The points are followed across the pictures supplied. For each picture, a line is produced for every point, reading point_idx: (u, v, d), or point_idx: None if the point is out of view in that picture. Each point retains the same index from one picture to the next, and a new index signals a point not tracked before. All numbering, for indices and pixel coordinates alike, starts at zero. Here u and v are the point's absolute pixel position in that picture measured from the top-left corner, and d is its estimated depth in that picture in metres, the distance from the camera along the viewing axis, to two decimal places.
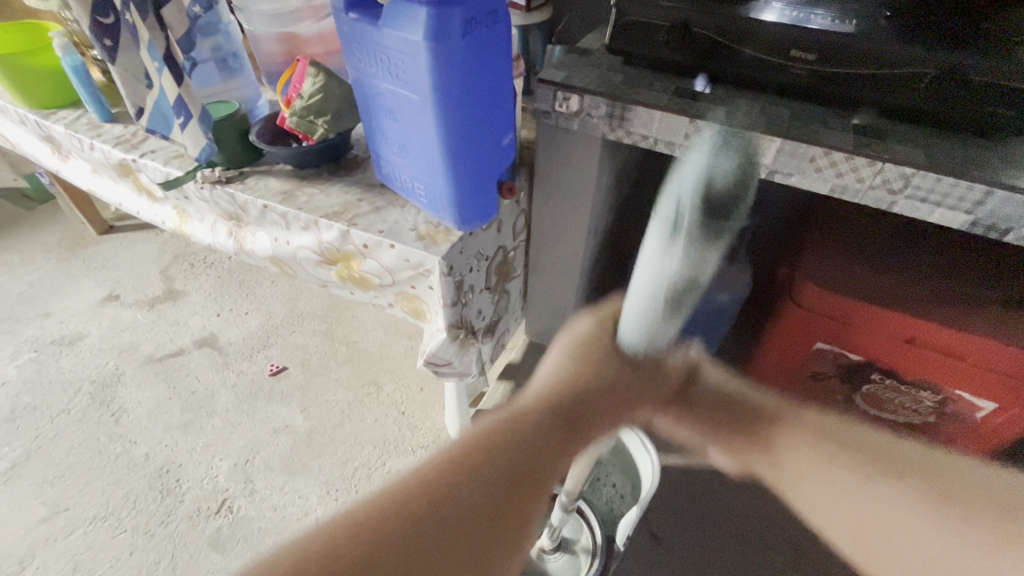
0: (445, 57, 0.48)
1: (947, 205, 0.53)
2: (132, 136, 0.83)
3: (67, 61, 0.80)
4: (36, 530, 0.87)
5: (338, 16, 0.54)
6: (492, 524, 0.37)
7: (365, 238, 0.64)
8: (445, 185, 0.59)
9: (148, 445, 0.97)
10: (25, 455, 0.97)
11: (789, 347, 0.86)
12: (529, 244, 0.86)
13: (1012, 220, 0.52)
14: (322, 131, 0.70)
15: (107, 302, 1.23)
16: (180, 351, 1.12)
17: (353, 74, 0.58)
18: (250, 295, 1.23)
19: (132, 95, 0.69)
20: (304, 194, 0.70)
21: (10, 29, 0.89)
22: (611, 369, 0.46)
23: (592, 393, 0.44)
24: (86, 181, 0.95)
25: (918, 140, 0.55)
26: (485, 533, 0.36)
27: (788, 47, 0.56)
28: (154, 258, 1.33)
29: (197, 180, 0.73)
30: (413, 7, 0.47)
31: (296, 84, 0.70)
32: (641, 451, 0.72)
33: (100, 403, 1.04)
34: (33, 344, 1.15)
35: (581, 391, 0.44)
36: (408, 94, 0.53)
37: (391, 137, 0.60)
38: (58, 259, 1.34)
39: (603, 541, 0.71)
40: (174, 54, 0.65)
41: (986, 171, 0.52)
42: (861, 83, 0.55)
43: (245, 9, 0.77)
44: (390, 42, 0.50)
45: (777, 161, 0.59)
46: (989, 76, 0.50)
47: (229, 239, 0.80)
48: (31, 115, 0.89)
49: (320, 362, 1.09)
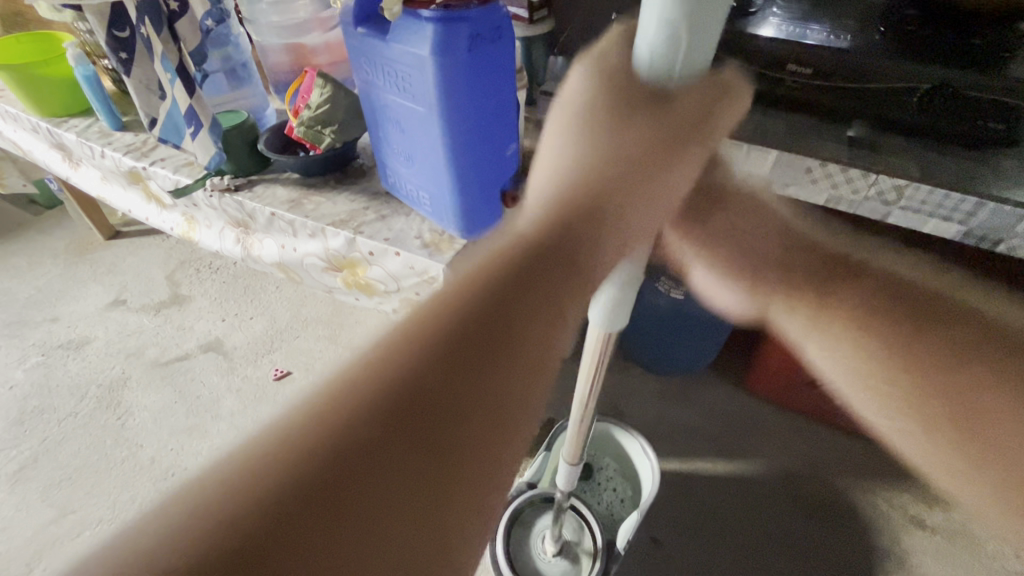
0: (451, 70, 0.49)
1: (941, 216, 0.55)
2: (142, 144, 0.85)
3: (80, 71, 0.82)
4: (44, 532, 0.88)
5: (347, 30, 0.56)
6: (459, 410, 0.25)
7: (371, 246, 0.65)
8: (450, 194, 0.60)
9: (154, 449, 0.98)
10: (32, 458, 0.98)
11: (788, 355, 0.87)
12: None
13: (1004, 230, 0.53)
14: (329, 140, 0.72)
15: (114, 307, 1.24)
16: (185, 355, 1.13)
17: (361, 85, 0.60)
18: (255, 300, 1.24)
19: (146, 106, 0.71)
20: (311, 202, 0.72)
21: (23, 40, 0.91)
22: (602, 221, 0.29)
23: (599, 182, 0.29)
24: (96, 188, 0.96)
25: (912, 152, 0.57)
26: (442, 428, 0.24)
27: (784, 61, 0.58)
28: (160, 264, 1.35)
29: (206, 188, 0.75)
30: (420, 23, 0.49)
31: (304, 95, 0.72)
32: (643, 457, 0.74)
33: (106, 407, 1.05)
34: (41, 348, 1.16)
35: (558, 237, 0.29)
36: (415, 106, 0.54)
37: (398, 147, 0.62)
38: (66, 264, 1.36)
39: (603, 545, 0.71)
40: (186, 65, 0.67)
41: (978, 183, 0.53)
42: (855, 97, 0.57)
43: (254, 21, 0.79)
44: (397, 56, 0.52)
45: (774, 172, 0.60)
46: (980, 91, 0.52)
47: (236, 245, 0.82)
48: (42, 122, 0.90)
49: (323, 367, 1.10)
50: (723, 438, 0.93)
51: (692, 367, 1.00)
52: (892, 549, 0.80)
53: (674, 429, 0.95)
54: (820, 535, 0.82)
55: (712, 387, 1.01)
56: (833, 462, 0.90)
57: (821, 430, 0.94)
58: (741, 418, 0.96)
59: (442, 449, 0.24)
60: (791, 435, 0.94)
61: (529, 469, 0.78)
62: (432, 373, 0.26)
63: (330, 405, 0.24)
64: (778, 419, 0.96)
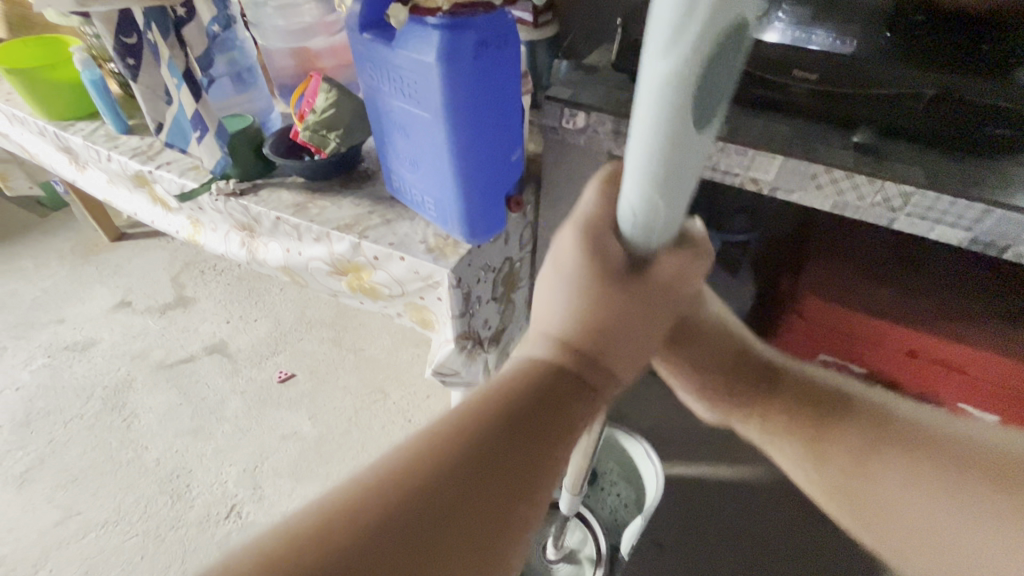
0: (456, 76, 0.50)
1: (946, 222, 0.54)
2: (148, 148, 0.85)
3: (87, 76, 0.82)
4: (50, 533, 0.89)
5: (352, 37, 0.56)
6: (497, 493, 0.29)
7: (376, 250, 0.65)
8: (454, 199, 0.60)
9: (159, 451, 0.99)
10: (39, 459, 0.99)
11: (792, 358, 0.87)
12: (535, 255, 0.87)
13: (1010, 237, 0.52)
14: (334, 144, 0.72)
15: (119, 309, 1.25)
16: (190, 357, 1.14)
17: (366, 91, 0.60)
18: (259, 302, 1.25)
19: (153, 112, 0.71)
20: (316, 206, 0.72)
21: (31, 44, 0.92)
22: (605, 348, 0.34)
23: (603, 323, 0.34)
24: (102, 191, 0.97)
25: (918, 159, 0.56)
26: (484, 512, 0.28)
27: (789, 68, 0.58)
28: (165, 265, 1.35)
29: (212, 193, 0.75)
30: (426, 30, 0.49)
31: (310, 99, 0.72)
32: (647, 462, 0.74)
33: (112, 408, 1.05)
34: (47, 350, 1.17)
35: (577, 358, 0.34)
36: (420, 112, 0.54)
37: (403, 152, 0.62)
38: (72, 265, 1.36)
39: (607, 550, 0.71)
40: (193, 71, 0.67)
41: (984, 189, 0.53)
42: (863, 104, 0.57)
43: (259, 25, 0.79)
44: (403, 63, 0.52)
45: (779, 178, 0.60)
46: (987, 98, 0.51)
47: (242, 249, 0.82)
48: (50, 126, 0.91)
49: (327, 370, 1.10)
50: (726, 442, 0.93)
51: None
52: None
53: (678, 433, 0.95)
54: (824, 540, 0.82)
55: None
56: None
57: None
58: None
59: (459, 555, 0.27)
60: None
61: None
62: (473, 464, 0.29)
63: (388, 479, 0.28)
64: None
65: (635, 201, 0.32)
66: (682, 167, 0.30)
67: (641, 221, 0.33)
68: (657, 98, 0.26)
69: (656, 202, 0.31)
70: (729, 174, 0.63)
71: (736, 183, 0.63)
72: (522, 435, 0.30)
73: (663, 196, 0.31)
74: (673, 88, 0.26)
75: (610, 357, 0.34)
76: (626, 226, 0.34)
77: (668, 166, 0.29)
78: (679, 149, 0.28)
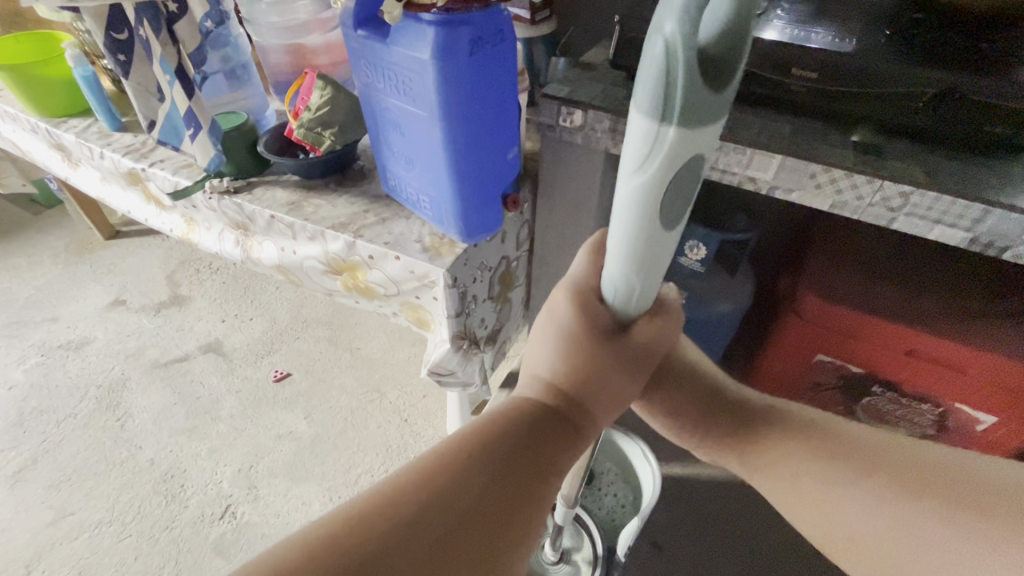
0: (452, 74, 0.49)
1: (946, 222, 0.54)
2: (142, 145, 0.84)
3: (79, 72, 0.81)
4: (42, 534, 0.88)
5: (347, 33, 0.55)
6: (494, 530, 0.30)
7: (372, 249, 0.65)
8: (450, 196, 0.59)
9: (153, 450, 0.98)
10: (32, 459, 0.98)
11: (790, 358, 0.86)
12: (531, 254, 0.87)
13: (1010, 238, 0.52)
14: (329, 142, 0.71)
15: (113, 307, 1.24)
16: (185, 357, 1.13)
17: (361, 88, 0.60)
18: (255, 301, 1.24)
19: (145, 108, 0.70)
20: (311, 204, 0.71)
21: (22, 40, 0.91)
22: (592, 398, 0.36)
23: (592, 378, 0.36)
24: (95, 189, 0.96)
25: (917, 158, 0.56)
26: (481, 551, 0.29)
27: (789, 65, 0.57)
28: (160, 264, 1.34)
29: (206, 191, 0.74)
30: (421, 26, 0.48)
31: (304, 97, 0.71)
32: (644, 464, 0.74)
33: (106, 408, 1.05)
34: (40, 349, 1.16)
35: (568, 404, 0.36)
36: (415, 109, 0.54)
37: (398, 150, 0.61)
38: (66, 264, 1.35)
39: (603, 552, 0.71)
40: (186, 67, 0.67)
41: (984, 189, 0.52)
42: (862, 102, 0.56)
43: (253, 21, 0.78)
44: (398, 60, 0.51)
45: (777, 177, 0.59)
46: (989, 96, 0.51)
47: (236, 247, 0.81)
48: (42, 123, 0.90)
49: (323, 369, 1.10)
50: None
51: None
52: None
53: None
54: None
55: None
56: None
57: None
58: None
59: None
60: None
61: None
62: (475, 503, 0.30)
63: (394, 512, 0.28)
64: None
65: (616, 277, 0.34)
66: (654, 253, 0.32)
67: (620, 296, 0.35)
68: (629, 197, 0.29)
69: (630, 279, 0.34)
70: (728, 173, 0.62)
71: (734, 182, 0.62)
72: (519, 468, 0.32)
73: (639, 276, 0.33)
74: (645, 191, 0.29)
75: (598, 405, 0.36)
76: (608, 301, 0.36)
77: (640, 251, 0.32)
78: (651, 249, 0.32)
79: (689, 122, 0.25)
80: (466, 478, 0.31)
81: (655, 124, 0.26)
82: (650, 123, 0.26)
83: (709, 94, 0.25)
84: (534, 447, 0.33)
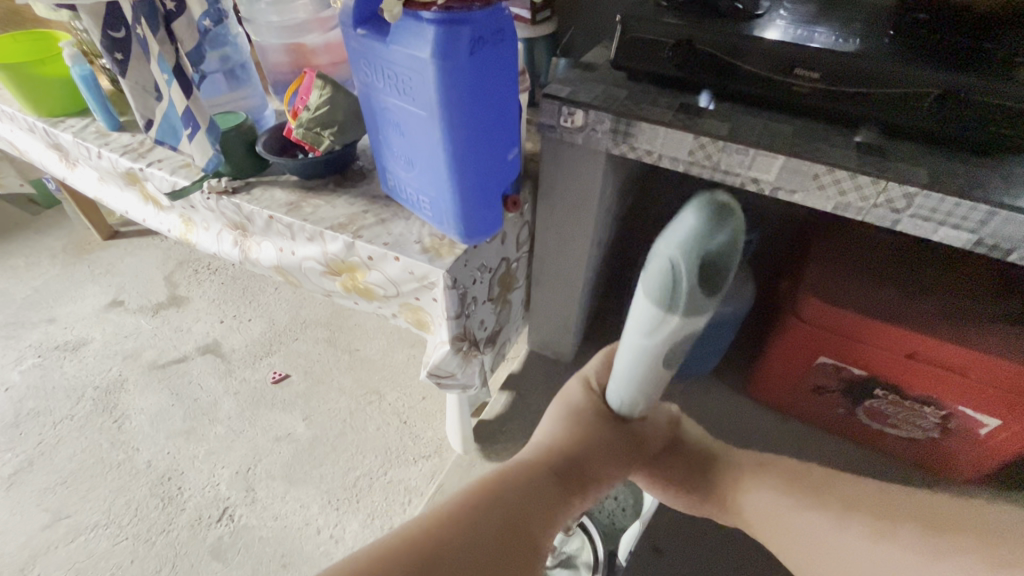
0: (453, 74, 0.48)
1: (950, 224, 0.54)
2: (140, 145, 0.84)
3: (77, 72, 0.81)
4: (38, 537, 0.87)
5: (346, 32, 0.55)
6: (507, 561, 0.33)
7: (371, 250, 0.64)
8: (450, 197, 0.59)
9: (150, 452, 0.97)
10: (28, 461, 0.97)
11: (792, 360, 0.86)
12: (531, 255, 0.86)
13: (1015, 240, 0.52)
14: (327, 142, 0.71)
15: (111, 308, 1.23)
16: (183, 358, 1.12)
17: (360, 88, 0.59)
18: (253, 302, 1.24)
19: (142, 107, 0.69)
20: (309, 205, 0.71)
21: (20, 38, 0.90)
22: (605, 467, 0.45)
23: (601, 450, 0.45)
24: (93, 189, 0.95)
25: (921, 159, 0.55)
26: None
27: (791, 66, 0.57)
28: (158, 265, 1.34)
29: (204, 191, 0.74)
30: (422, 25, 0.48)
31: (303, 96, 0.71)
32: None
33: (103, 409, 1.04)
34: (37, 350, 1.15)
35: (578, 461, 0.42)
36: (416, 109, 0.53)
37: (398, 150, 0.61)
38: (64, 264, 1.35)
39: (604, 556, 0.70)
40: (183, 66, 0.66)
41: (989, 190, 0.52)
42: (866, 102, 0.56)
43: (252, 20, 0.78)
44: (398, 59, 0.50)
45: (780, 178, 0.59)
46: (993, 96, 0.50)
47: (234, 248, 0.81)
48: (39, 123, 0.89)
49: (322, 371, 1.09)
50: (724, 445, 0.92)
51: (694, 374, 0.99)
52: None
53: None
54: None
55: (714, 394, 1.00)
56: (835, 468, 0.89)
57: (823, 436, 0.93)
58: (743, 424, 0.95)
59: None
60: (794, 441, 0.93)
61: None
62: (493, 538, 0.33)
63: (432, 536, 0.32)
64: (780, 426, 0.95)
65: (623, 390, 0.45)
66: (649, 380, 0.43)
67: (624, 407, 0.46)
68: (637, 344, 0.40)
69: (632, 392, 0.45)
70: (730, 174, 0.61)
71: (737, 183, 0.62)
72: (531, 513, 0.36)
73: (640, 399, 0.45)
74: (641, 345, 0.40)
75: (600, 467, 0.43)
76: (613, 409, 0.47)
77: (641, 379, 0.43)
78: (643, 379, 0.43)
79: (687, 314, 0.36)
80: (481, 516, 0.33)
81: (663, 312, 0.37)
82: (658, 310, 0.37)
83: (705, 296, 0.36)
84: (542, 499, 0.37)
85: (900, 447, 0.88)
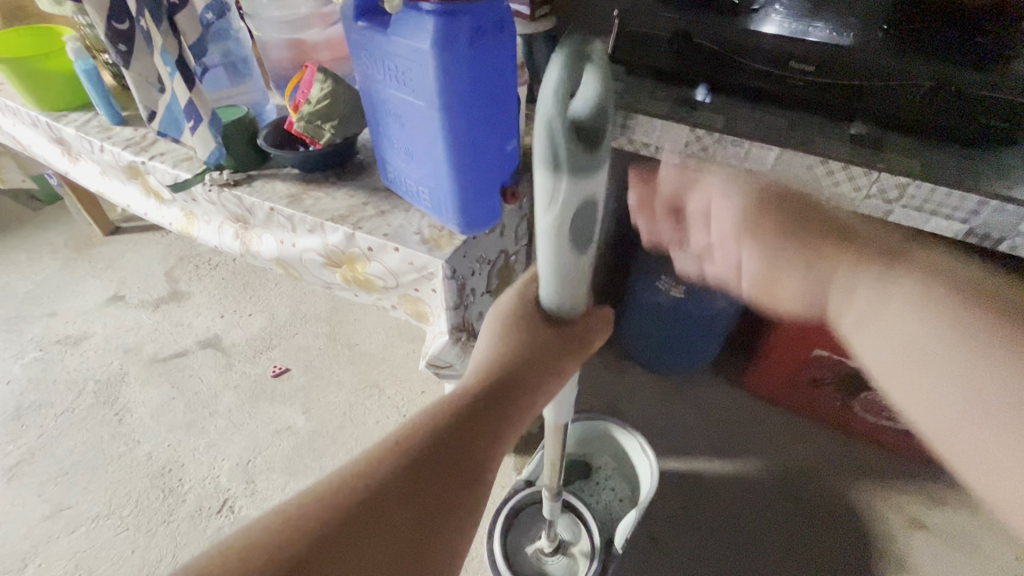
0: (452, 64, 0.49)
1: (942, 214, 0.54)
2: (142, 139, 0.85)
3: (80, 66, 0.82)
4: (39, 527, 0.88)
5: (347, 24, 0.56)
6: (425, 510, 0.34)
7: (370, 241, 0.65)
8: (448, 181, 0.59)
9: (151, 444, 0.98)
10: (29, 453, 0.98)
11: (789, 352, 0.87)
12: (530, 248, 0.87)
13: (1006, 229, 0.52)
14: (328, 135, 0.71)
15: (112, 303, 1.24)
16: (184, 351, 1.13)
17: (361, 80, 0.60)
18: (254, 296, 1.24)
19: (145, 100, 0.70)
20: (310, 197, 0.71)
21: (23, 33, 0.91)
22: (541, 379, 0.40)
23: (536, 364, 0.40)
24: (94, 183, 0.96)
25: (914, 151, 0.56)
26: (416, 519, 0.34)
27: (786, 59, 0.58)
28: (159, 260, 1.34)
29: (206, 183, 0.74)
30: (421, 16, 0.48)
31: (305, 90, 0.72)
32: (641, 456, 0.74)
33: (104, 402, 1.05)
34: (39, 343, 1.16)
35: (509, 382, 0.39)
36: (415, 100, 0.54)
37: (398, 142, 0.61)
38: (65, 259, 1.35)
39: (600, 544, 0.70)
40: (186, 59, 0.67)
41: (980, 181, 0.53)
42: (860, 95, 0.56)
43: (254, 15, 0.79)
44: (398, 50, 0.51)
45: (775, 170, 0.60)
46: (985, 90, 0.51)
47: (235, 241, 0.81)
48: (42, 117, 0.90)
49: (322, 365, 1.10)
50: (720, 438, 0.93)
51: (691, 368, 1.00)
52: (891, 549, 0.80)
53: (672, 428, 0.95)
54: (819, 535, 0.82)
55: (710, 388, 1.01)
56: (830, 461, 0.90)
57: (818, 429, 0.94)
58: (740, 418, 0.96)
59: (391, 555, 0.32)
60: (790, 433, 0.93)
61: (526, 467, 0.78)
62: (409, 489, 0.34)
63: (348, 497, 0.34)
64: (776, 419, 0.95)
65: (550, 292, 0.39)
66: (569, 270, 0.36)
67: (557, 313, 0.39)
68: (541, 182, 0.31)
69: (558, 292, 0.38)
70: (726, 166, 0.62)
71: None
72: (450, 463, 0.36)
73: (572, 296, 0.38)
74: (554, 219, 0.32)
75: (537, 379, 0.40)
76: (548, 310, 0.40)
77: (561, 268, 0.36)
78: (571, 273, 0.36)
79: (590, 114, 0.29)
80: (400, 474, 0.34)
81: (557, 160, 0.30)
82: (548, 164, 0.30)
83: None
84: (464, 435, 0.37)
85: (894, 439, 0.89)
